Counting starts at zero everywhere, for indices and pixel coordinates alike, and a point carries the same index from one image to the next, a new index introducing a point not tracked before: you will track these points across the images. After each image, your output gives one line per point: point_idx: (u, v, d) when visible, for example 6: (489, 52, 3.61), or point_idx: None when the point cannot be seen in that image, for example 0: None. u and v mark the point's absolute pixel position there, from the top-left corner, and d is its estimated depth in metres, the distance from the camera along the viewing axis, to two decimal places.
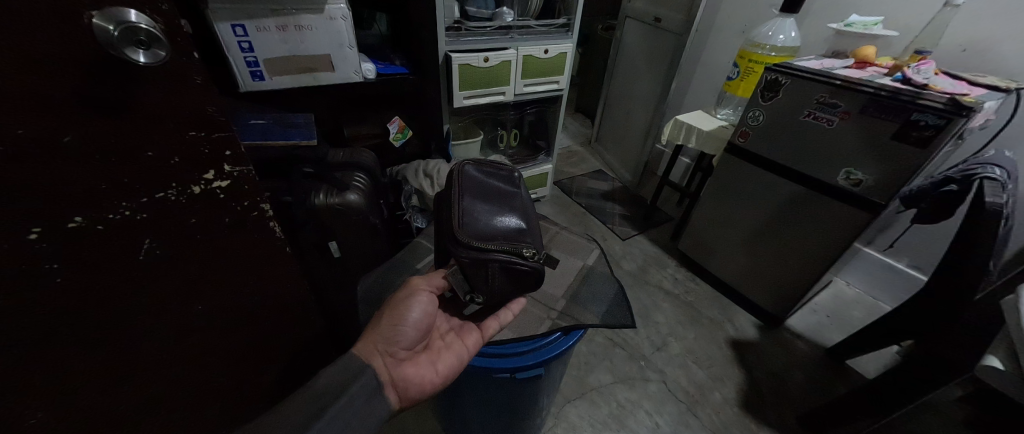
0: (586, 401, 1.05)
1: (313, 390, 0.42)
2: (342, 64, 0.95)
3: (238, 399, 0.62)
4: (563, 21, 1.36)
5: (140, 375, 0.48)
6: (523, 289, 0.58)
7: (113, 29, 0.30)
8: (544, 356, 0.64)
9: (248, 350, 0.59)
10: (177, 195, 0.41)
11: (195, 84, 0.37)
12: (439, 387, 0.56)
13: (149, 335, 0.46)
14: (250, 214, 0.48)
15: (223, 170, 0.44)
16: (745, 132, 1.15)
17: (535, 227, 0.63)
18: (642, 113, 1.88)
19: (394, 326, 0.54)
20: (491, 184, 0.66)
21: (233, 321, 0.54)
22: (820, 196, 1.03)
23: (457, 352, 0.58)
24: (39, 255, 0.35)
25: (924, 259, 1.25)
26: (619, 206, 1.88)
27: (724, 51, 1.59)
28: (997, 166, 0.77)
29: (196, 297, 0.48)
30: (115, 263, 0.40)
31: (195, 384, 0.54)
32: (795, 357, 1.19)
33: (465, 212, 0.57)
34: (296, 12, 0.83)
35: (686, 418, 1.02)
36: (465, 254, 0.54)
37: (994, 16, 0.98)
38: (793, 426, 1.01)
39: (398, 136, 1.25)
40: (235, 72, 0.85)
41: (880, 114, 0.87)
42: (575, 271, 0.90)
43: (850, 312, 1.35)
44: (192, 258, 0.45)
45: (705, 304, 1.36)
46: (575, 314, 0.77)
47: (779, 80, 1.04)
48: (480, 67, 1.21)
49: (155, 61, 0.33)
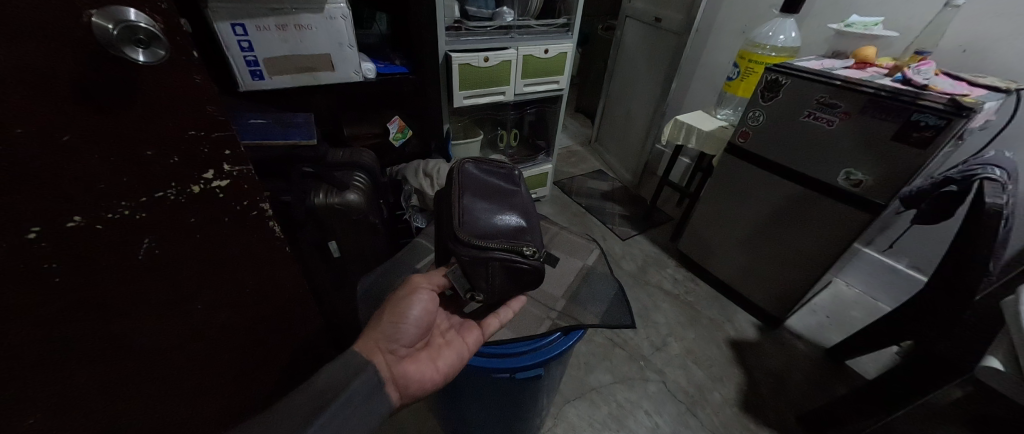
0: (586, 401, 1.05)
1: (313, 388, 0.42)
2: (342, 64, 0.95)
3: (237, 399, 0.62)
4: (563, 21, 1.35)
5: (139, 374, 0.48)
6: (523, 287, 0.58)
7: (112, 27, 0.30)
8: (542, 356, 0.64)
9: (248, 348, 0.59)
10: (176, 195, 0.41)
11: (194, 83, 0.37)
12: (439, 385, 0.56)
13: (149, 335, 0.46)
14: (249, 214, 0.48)
15: (223, 169, 0.44)
16: (746, 132, 1.15)
17: (535, 226, 0.63)
18: (642, 113, 1.88)
19: (395, 323, 0.54)
20: (491, 182, 0.65)
21: (233, 320, 0.54)
22: (820, 197, 1.03)
23: (457, 350, 0.58)
24: (37, 255, 0.35)
25: (924, 260, 1.25)
26: (618, 206, 1.88)
27: (724, 51, 1.59)
28: (998, 167, 0.77)
29: (195, 297, 0.48)
30: (113, 262, 0.40)
31: (194, 383, 0.54)
32: (795, 357, 1.19)
33: (465, 211, 0.57)
34: (296, 12, 0.83)
35: (686, 419, 1.02)
36: (465, 252, 0.54)
37: (994, 16, 0.98)
38: (792, 426, 1.01)
39: (398, 136, 1.25)
40: (235, 71, 0.85)
41: (881, 114, 0.87)
42: (575, 271, 0.90)
43: (850, 312, 1.35)
44: (191, 257, 0.45)
45: (705, 304, 1.36)
46: (574, 314, 0.77)
47: (779, 80, 1.04)
48: (480, 67, 1.21)
49: (154, 60, 0.33)
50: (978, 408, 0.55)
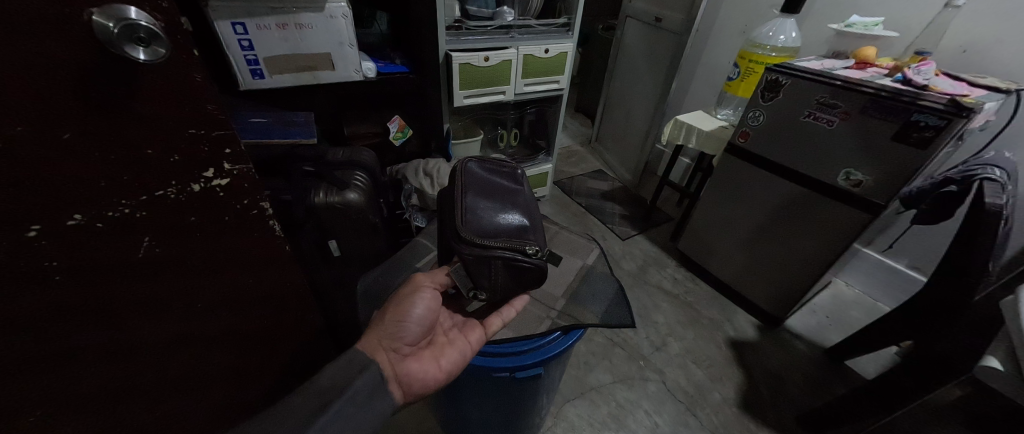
0: (586, 401, 1.05)
1: (316, 386, 0.42)
2: (342, 63, 0.95)
3: (237, 398, 0.62)
4: (564, 21, 1.36)
5: (140, 373, 0.48)
6: (525, 285, 0.58)
7: (113, 25, 0.30)
8: (543, 355, 0.64)
9: (249, 347, 0.59)
10: (176, 193, 0.41)
11: (195, 82, 0.38)
12: (443, 384, 0.56)
13: (148, 334, 0.46)
14: (250, 212, 0.49)
15: (223, 168, 0.44)
16: (745, 132, 1.16)
17: (537, 225, 0.63)
18: (642, 113, 1.88)
19: (399, 322, 0.54)
20: (493, 181, 0.65)
21: (234, 318, 0.54)
22: (821, 197, 1.03)
23: (459, 348, 0.58)
24: (37, 253, 0.35)
25: (924, 260, 1.25)
26: (618, 206, 1.88)
27: (725, 51, 1.59)
28: (998, 167, 0.77)
29: (196, 295, 0.48)
30: (114, 261, 0.40)
31: (195, 381, 0.54)
32: (795, 357, 1.20)
33: (467, 209, 0.57)
34: (296, 11, 0.83)
35: (686, 418, 1.02)
36: (467, 251, 0.54)
37: (994, 17, 0.98)
38: (792, 426, 1.01)
39: (398, 135, 1.25)
40: (236, 70, 0.85)
41: (881, 114, 0.87)
42: (575, 270, 0.90)
43: (850, 312, 1.35)
44: (193, 255, 0.45)
45: (705, 304, 1.36)
46: (574, 314, 0.77)
47: (780, 80, 1.03)
48: (480, 67, 1.21)
49: (155, 58, 0.33)
50: (978, 408, 0.55)
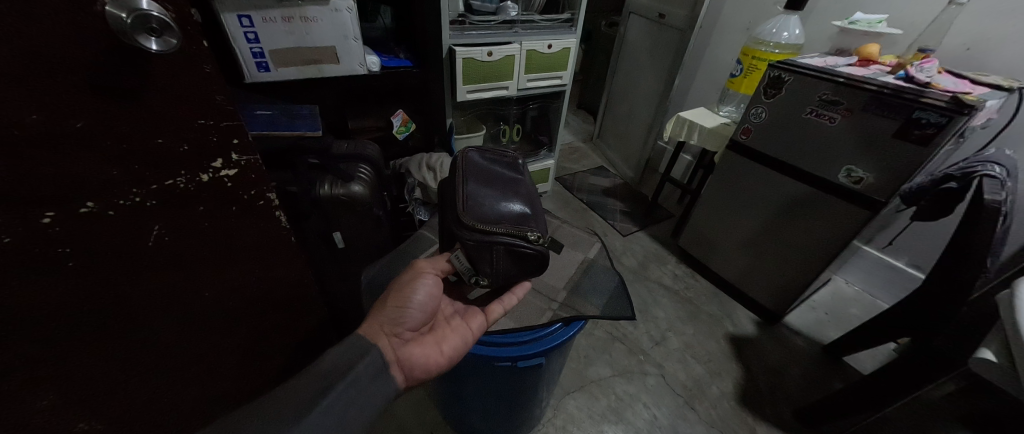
0: (585, 393, 1.06)
1: (320, 368, 0.43)
2: (346, 57, 0.95)
3: (237, 389, 0.63)
4: (567, 16, 1.37)
5: (148, 359, 0.49)
6: (526, 272, 0.59)
7: (125, 16, 0.31)
8: (543, 346, 0.65)
9: (253, 336, 0.60)
10: (185, 182, 0.42)
11: (204, 73, 0.38)
12: (444, 369, 0.57)
13: (152, 321, 0.47)
14: (257, 203, 0.50)
15: (231, 158, 0.45)
16: (747, 129, 1.16)
17: (538, 213, 0.64)
18: (644, 109, 1.89)
19: (400, 308, 0.55)
20: (493, 170, 0.66)
21: (239, 307, 0.55)
22: (822, 195, 1.03)
23: (461, 334, 0.59)
24: (52, 240, 0.36)
25: (923, 259, 1.26)
26: (619, 202, 1.88)
27: (727, 48, 1.59)
28: (997, 165, 0.77)
29: (200, 283, 0.49)
30: (124, 248, 0.41)
31: (200, 370, 0.56)
32: (793, 351, 1.21)
33: (468, 197, 0.58)
34: (301, 3, 0.83)
35: (684, 411, 1.03)
36: (469, 237, 0.55)
37: (999, 14, 0.98)
38: (789, 420, 1.03)
39: (399, 129, 1.26)
40: (241, 62, 0.86)
41: (883, 111, 0.87)
42: (576, 264, 0.91)
43: (849, 309, 1.36)
44: (197, 244, 0.46)
45: (705, 300, 1.37)
46: (575, 305, 0.78)
47: (782, 77, 1.04)
48: (483, 62, 1.22)
49: (166, 49, 0.34)
50: (976, 403, 0.56)
